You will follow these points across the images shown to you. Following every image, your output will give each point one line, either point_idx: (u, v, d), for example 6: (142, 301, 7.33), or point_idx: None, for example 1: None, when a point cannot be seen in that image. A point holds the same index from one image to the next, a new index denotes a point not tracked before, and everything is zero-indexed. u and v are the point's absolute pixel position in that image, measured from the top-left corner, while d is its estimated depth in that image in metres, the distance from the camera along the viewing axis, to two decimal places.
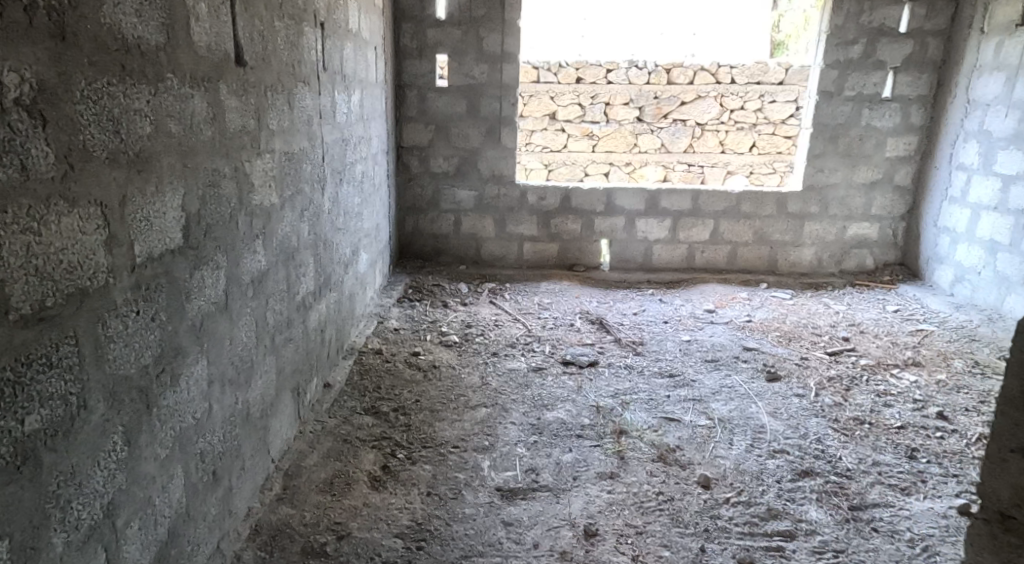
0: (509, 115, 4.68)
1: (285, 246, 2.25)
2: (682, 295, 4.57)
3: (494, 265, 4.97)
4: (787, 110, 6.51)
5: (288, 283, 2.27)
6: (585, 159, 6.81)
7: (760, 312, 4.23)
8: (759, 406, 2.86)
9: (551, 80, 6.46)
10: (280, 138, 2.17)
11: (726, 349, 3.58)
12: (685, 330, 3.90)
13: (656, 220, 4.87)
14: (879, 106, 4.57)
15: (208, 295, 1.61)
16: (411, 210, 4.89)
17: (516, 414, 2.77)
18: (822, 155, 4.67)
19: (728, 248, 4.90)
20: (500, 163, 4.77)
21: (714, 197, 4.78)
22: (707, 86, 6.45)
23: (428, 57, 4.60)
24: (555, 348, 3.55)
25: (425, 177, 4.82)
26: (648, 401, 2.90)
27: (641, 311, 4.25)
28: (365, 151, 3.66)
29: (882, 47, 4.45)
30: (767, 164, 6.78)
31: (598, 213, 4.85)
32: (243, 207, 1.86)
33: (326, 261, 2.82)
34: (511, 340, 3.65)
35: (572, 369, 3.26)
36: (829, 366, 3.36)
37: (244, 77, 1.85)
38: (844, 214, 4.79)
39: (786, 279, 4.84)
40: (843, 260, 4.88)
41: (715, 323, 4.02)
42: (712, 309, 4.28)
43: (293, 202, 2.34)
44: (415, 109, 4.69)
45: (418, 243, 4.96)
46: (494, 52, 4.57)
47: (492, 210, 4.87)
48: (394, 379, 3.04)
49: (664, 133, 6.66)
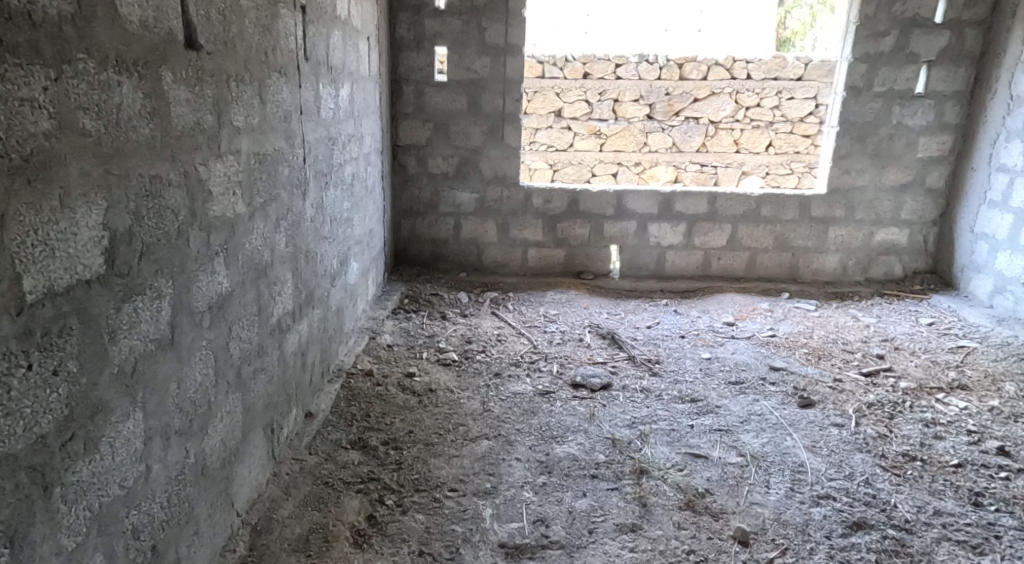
0: (513, 111, 4.37)
1: (254, 261, 1.93)
2: (699, 306, 4.26)
3: (496, 272, 4.66)
4: (806, 108, 6.19)
5: (258, 304, 1.95)
6: (591, 158, 6.48)
7: (783, 326, 3.92)
8: (795, 439, 2.54)
9: (557, 75, 6.16)
10: (247, 137, 1.85)
11: (750, 369, 3.27)
12: (704, 346, 3.59)
13: (670, 225, 4.55)
14: (911, 102, 4.25)
15: (144, 332, 1.30)
16: (407, 214, 4.57)
17: (522, 448, 2.46)
18: (848, 155, 4.36)
19: (747, 254, 4.59)
20: (503, 164, 4.46)
21: (732, 200, 4.47)
22: (722, 82, 6.13)
23: (426, 49, 4.28)
24: (564, 367, 3.24)
25: (423, 178, 4.50)
26: (668, 433, 2.59)
27: (655, 324, 3.94)
28: (356, 151, 3.36)
29: (915, 39, 4.14)
30: (785, 164, 6.44)
31: (608, 217, 4.54)
32: (196, 217, 1.53)
33: (307, 275, 2.50)
34: (515, 358, 3.34)
35: (583, 393, 2.95)
36: (867, 388, 3.05)
37: (198, 64, 1.53)
38: (871, 218, 4.47)
39: (810, 288, 4.54)
40: (870, 268, 4.58)
41: (736, 339, 3.71)
42: (732, 322, 3.97)
43: (266, 210, 2.02)
44: (412, 105, 4.38)
45: (415, 249, 4.64)
46: (497, 45, 4.26)
47: (494, 213, 4.55)
48: (386, 406, 2.73)
49: (675, 132, 6.34)
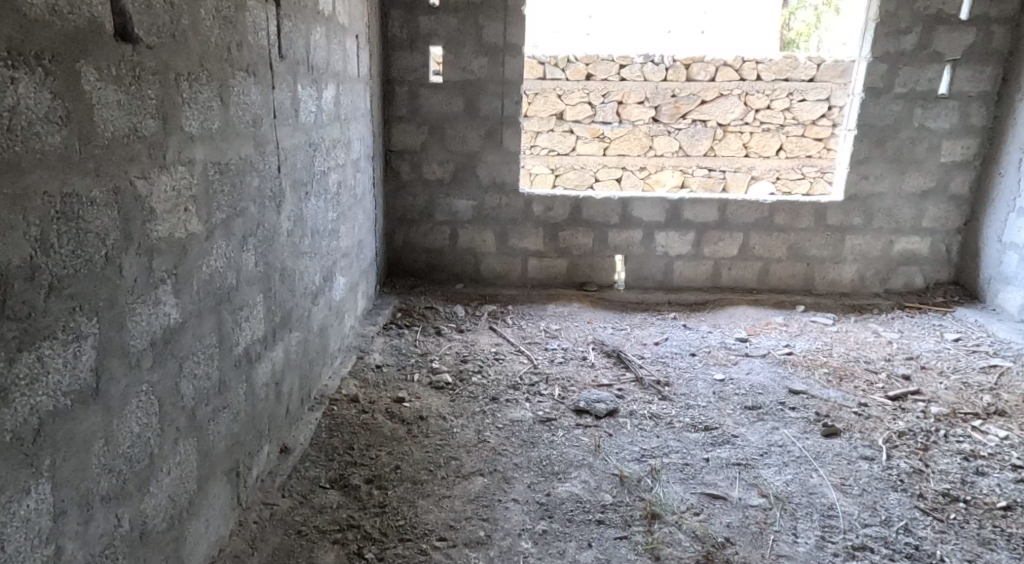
0: (512, 114, 4.14)
1: (213, 286, 1.69)
2: (709, 320, 4.03)
3: (495, 283, 4.42)
4: (818, 110, 5.95)
5: (218, 334, 1.72)
6: (595, 162, 6.24)
7: (800, 342, 3.68)
8: (821, 475, 2.30)
9: (559, 76, 5.93)
10: (203, 145, 1.61)
11: (767, 392, 3.03)
12: (716, 365, 3.35)
13: (678, 233, 4.32)
14: (935, 104, 4.02)
15: (52, 385, 1.07)
16: (401, 222, 4.34)
17: (520, 486, 2.23)
18: (867, 160, 4.13)
19: (759, 264, 4.36)
20: (502, 169, 4.23)
21: (743, 207, 4.24)
22: (731, 83, 5.89)
23: (420, 49, 4.06)
24: (566, 391, 3.00)
25: (417, 185, 4.27)
26: (681, 468, 2.35)
27: (663, 341, 3.71)
28: (342, 157, 3.13)
29: (939, 37, 3.91)
30: (796, 169, 6.20)
31: (612, 225, 4.30)
32: (132, 241, 1.29)
33: (283, 295, 2.26)
34: (514, 379, 3.10)
35: (587, 421, 2.72)
36: (896, 414, 2.81)
37: (136, 60, 1.30)
38: (891, 226, 4.24)
39: (826, 300, 4.30)
40: (889, 279, 4.34)
41: (750, 357, 3.48)
42: (745, 338, 3.74)
43: (229, 227, 1.78)
44: (406, 108, 4.15)
45: (409, 259, 4.41)
46: (495, 44, 4.03)
47: (492, 221, 4.32)
48: (371, 437, 2.49)
49: (682, 135, 6.10)
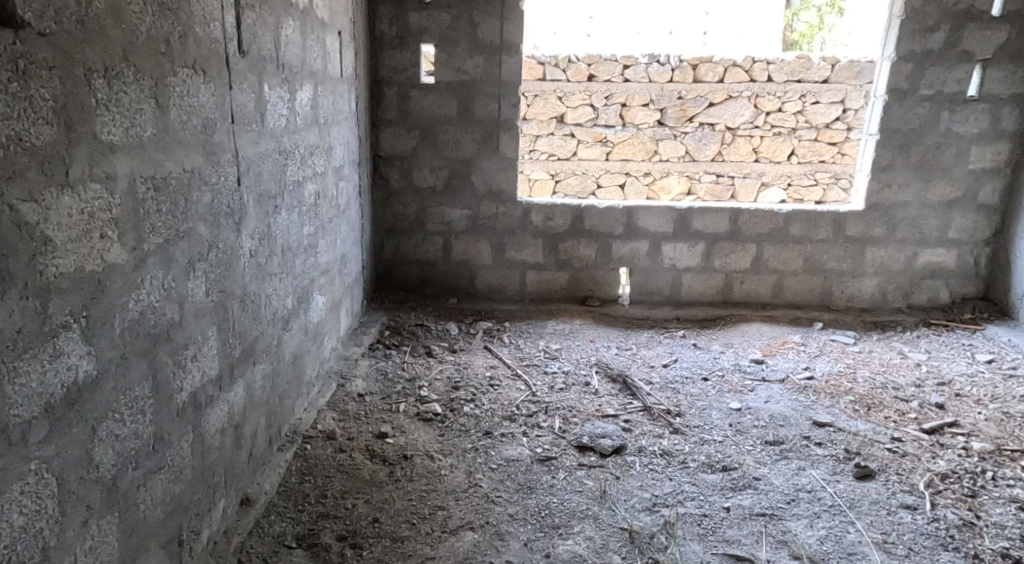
0: (510, 118, 3.86)
1: (144, 325, 1.40)
2: (720, 339, 3.75)
3: (491, 298, 4.14)
4: (833, 113, 5.67)
5: (153, 383, 1.43)
6: (597, 168, 5.95)
7: (820, 365, 3.41)
8: (859, 530, 2.03)
9: (559, 77, 5.66)
10: (130, 157, 1.33)
11: (789, 424, 2.75)
12: (731, 393, 3.08)
13: (686, 245, 4.05)
14: (963, 107, 3.74)
15: None
16: (390, 233, 4.05)
17: (517, 545, 1.96)
18: (889, 167, 3.86)
19: (773, 278, 4.08)
20: (498, 177, 3.95)
21: (757, 217, 3.97)
22: (740, 85, 5.62)
23: (410, 47, 3.78)
24: (567, 423, 2.72)
25: (407, 193, 3.99)
26: (699, 521, 2.08)
27: (672, 363, 3.43)
28: (322, 164, 2.86)
29: (968, 35, 3.64)
30: (808, 175, 5.93)
31: (616, 236, 4.03)
32: (11, 280, 1.02)
33: (243, 326, 1.97)
34: (509, 410, 2.82)
35: (591, 460, 2.44)
36: (935, 450, 2.53)
37: (21, 52, 1.03)
38: (914, 238, 3.96)
39: (844, 316, 4.02)
40: (912, 293, 4.06)
41: (767, 383, 3.20)
42: (760, 360, 3.46)
43: (167, 252, 1.50)
44: (395, 111, 3.87)
45: (399, 272, 4.12)
46: (491, 42, 3.76)
47: (488, 232, 4.04)
48: (348, 482, 2.21)
49: (688, 139, 5.83)
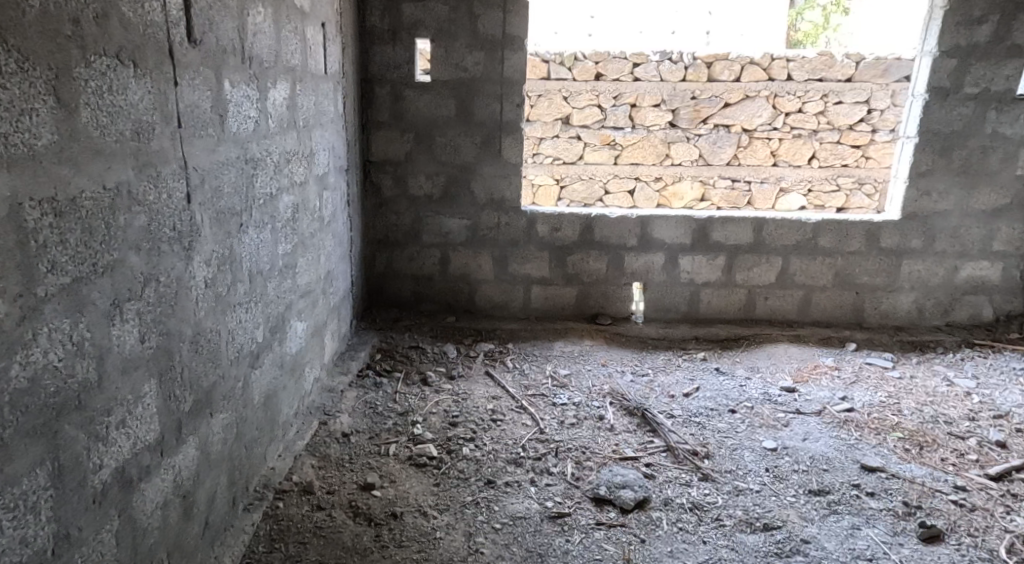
0: (513, 119, 3.53)
1: (41, 397, 1.07)
2: (744, 363, 3.42)
3: (493, 316, 3.80)
4: (857, 114, 5.33)
5: (56, 469, 1.11)
6: (604, 172, 5.62)
7: (858, 394, 3.07)
8: None
9: (565, 75, 5.33)
10: (14, 173, 1.01)
11: (834, 469, 2.41)
12: (763, 428, 2.74)
13: (706, 258, 3.71)
14: (1012, 106, 3.41)
15: None
16: (382, 245, 3.71)
17: None
18: (929, 172, 3.53)
19: (800, 293, 3.75)
20: (501, 184, 3.62)
21: (783, 228, 3.64)
22: (758, 84, 5.29)
23: (404, 42, 3.45)
24: (582, 469, 2.39)
25: (401, 202, 3.65)
26: None
27: (694, 392, 3.09)
28: (302, 173, 2.52)
29: (1020, 27, 3.30)
30: (830, 180, 5.60)
31: (629, 248, 3.69)
32: None
33: (196, 373, 1.63)
34: (515, 452, 2.49)
35: (611, 519, 2.11)
36: (1008, 504, 2.20)
37: None
38: (956, 250, 3.62)
39: (878, 335, 3.68)
40: (952, 310, 3.72)
41: (803, 416, 2.86)
42: (791, 389, 3.12)
43: (79, 295, 1.16)
44: (387, 112, 3.53)
45: (392, 288, 3.78)
46: (493, 37, 3.43)
47: (489, 244, 3.70)
48: (326, 551, 1.88)
49: (702, 142, 5.50)
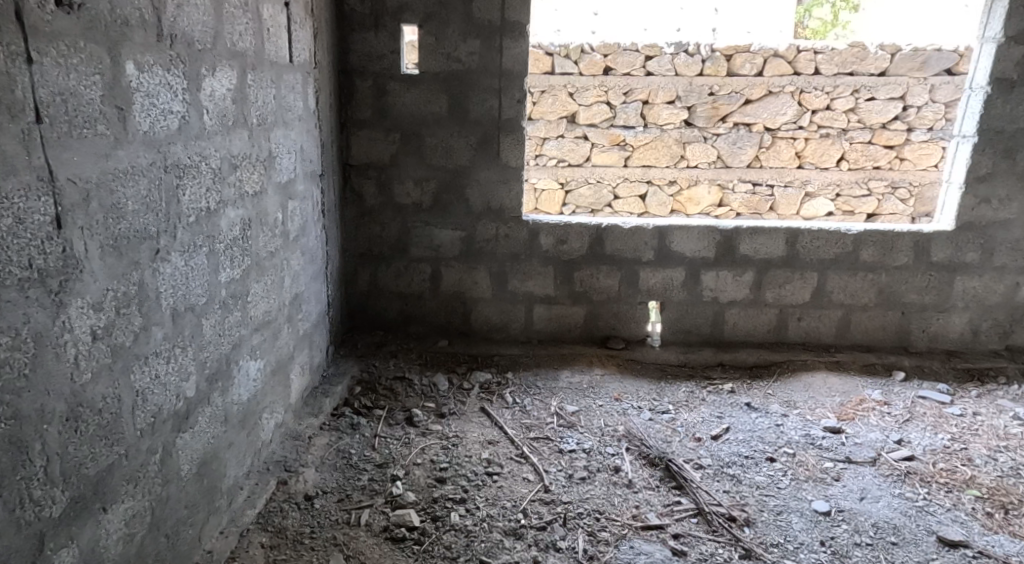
0: (514, 116, 3.09)
1: None
2: (779, 397, 2.97)
3: (491, 340, 3.36)
4: (890, 110, 4.95)
5: None
6: (613, 175, 5.18)
7: (917, 437, 2.63)
8: None
9: (571, 70, 4.89)
10: None
11: (905, 545, 1.98)
12: (810, 483, 2.31)
13: (732, 274, 3.26)
14: None
15: None
16: (365, 259, 3.27)
17: None
18: (988, 177, 3.10)
19: (839, 313, 3.30)
20: (499, 190, 3.18)
21: (820, 240, 3.20)
22: (782, 78, 4.87)
23: (388, 28, 3.01)
24: (596, 545, 1.96)
25: (386, 210, 3.22)
26: None
27: (724, 434, 2.65)
28: (257, 181, 2.08)
29: None
30: (860, 184, 5.18)
31: (645, 263, 3.26)
32: None
33: (76, 459, 1.20)
34: (516, 519, 2.06)
35: None
36: None
37: None
38: (1018, 264, 3.18)
39: (929, 362, 3.24)
40: (1011, 333, 3.28)
41: (855, 467, 2.42)
42: (837, 430, 2.68)
43: None
44: (370, 108, 3.10)
45: (377, 307, 3.34)
46: (490, 22, 2.99)
47: (486, 258, 3.26)
48: None
49: (721, 142, 5.06)
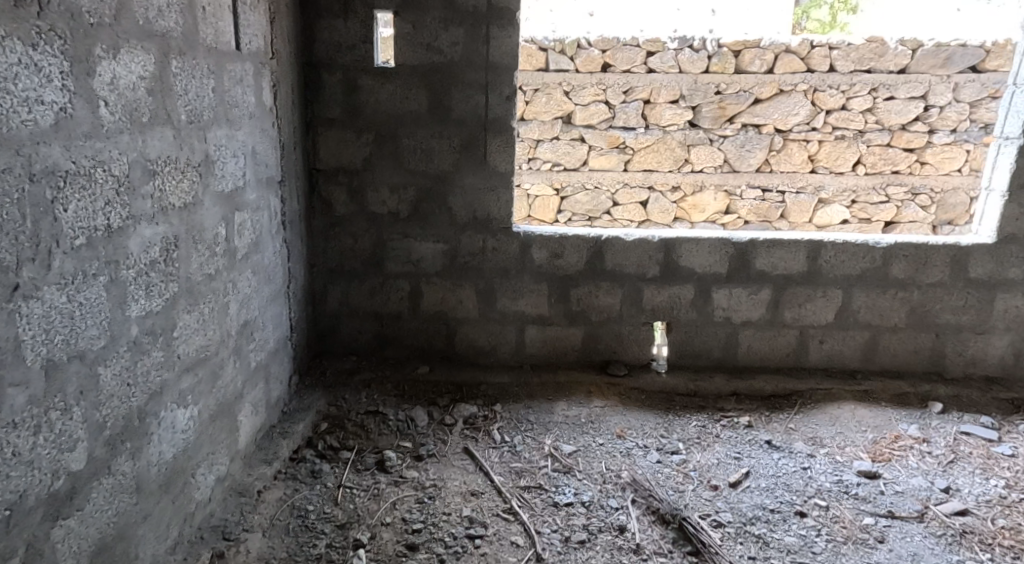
0: (502, 115, 2.74)
1: None
2: (803, 433, 2.61)
3: (477, 365, 2.99)
4: (910, 111, 4.63)
5: None
6: (612, 180, 4.84)
7: (968, 484, 2.28)
8: None
9: (566, 67, 4.54)
10: None
11: None
12: (851, 546, 1.96)
13: (747, 291, 2.91)
14: None
15: None
16: (336, 276, 2.91)
17: None
18: None
19: (866, 335, 2.95)
20: (486, 198, 2.82)
21: (845, 254, 2.85)
22: (794, 76, 4.54)
23: (359, 15, 2.65)
24: None
25: (359, 220, 2.85)
26: None
27: (744, 480, 2.29)
28: (189, 190, 1.72)
29: None
30: (877, 190, 4.85)
31: (650, 280, 2.90)
32: None
33: None
34: None
35: None
36: None
37: None
38: None
39: (968, 390, 2.89)
40: None
41: (901, 524, 2.07)
42: (875, 476, 2.32)
43: None
44: (339, 105, 2.74)
45: (349, 329, 2.97)
46: (475, 8, 2.64)
47: (471, 274, 2.90)
48: None
49: (727, 144, 4.72)
